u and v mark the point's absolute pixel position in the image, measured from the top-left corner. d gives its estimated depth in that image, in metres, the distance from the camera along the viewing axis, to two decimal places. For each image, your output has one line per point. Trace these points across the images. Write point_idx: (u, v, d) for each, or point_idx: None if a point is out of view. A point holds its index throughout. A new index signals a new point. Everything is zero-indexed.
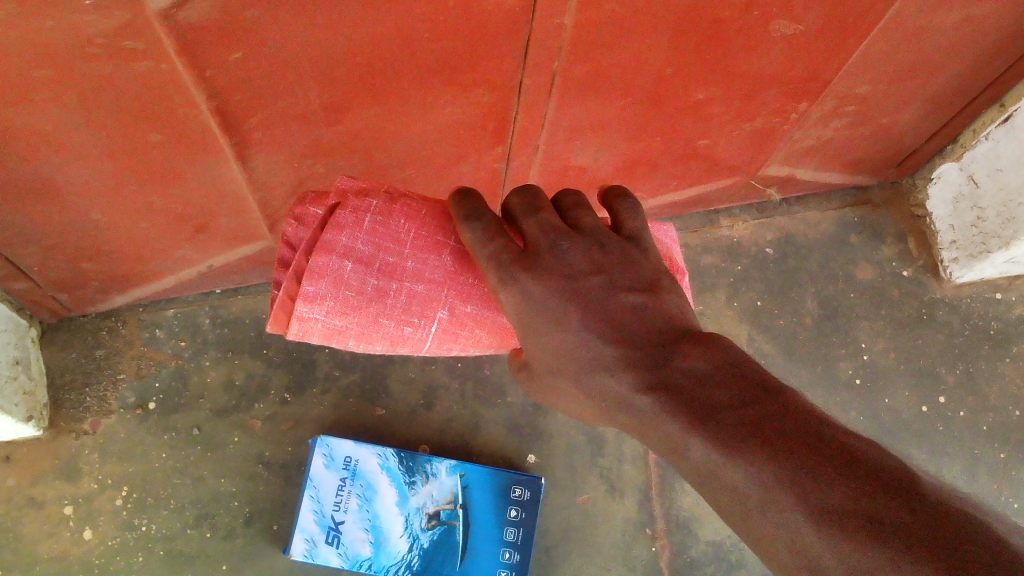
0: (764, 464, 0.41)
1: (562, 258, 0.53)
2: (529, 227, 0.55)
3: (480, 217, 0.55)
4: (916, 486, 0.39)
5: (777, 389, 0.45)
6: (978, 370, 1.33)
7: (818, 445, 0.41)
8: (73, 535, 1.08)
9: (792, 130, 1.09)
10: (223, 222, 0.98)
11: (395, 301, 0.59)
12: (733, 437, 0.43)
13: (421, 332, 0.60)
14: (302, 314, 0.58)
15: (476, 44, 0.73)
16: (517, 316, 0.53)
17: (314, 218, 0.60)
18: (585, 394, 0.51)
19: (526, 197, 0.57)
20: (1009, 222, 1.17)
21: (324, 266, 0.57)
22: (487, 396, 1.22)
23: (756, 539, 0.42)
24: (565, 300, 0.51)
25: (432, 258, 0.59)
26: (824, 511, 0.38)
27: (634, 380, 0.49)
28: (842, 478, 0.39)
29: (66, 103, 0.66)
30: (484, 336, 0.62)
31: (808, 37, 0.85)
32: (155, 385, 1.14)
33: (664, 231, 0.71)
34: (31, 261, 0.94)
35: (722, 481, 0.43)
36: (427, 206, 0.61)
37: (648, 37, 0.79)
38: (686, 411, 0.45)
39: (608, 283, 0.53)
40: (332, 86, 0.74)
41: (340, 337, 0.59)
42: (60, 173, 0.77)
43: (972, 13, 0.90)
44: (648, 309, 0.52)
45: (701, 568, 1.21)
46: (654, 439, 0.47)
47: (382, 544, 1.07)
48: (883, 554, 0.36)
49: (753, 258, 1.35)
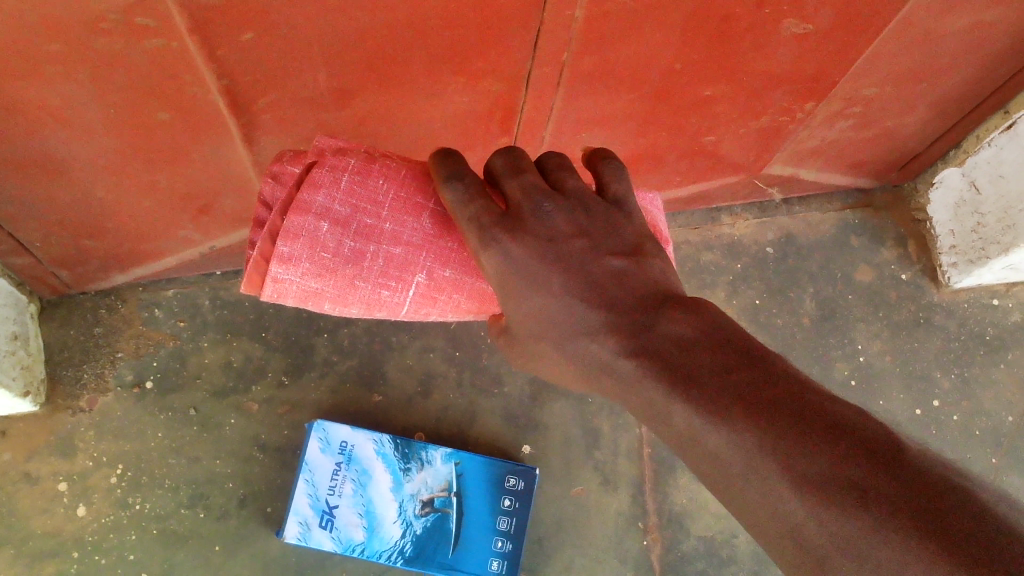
0: (747, 430, 0.41)
1: (546, 219, 0.53)
2: (513, 188, 0.54)
3: (462, 176, 0.55)
4: (903, 453, 0.39)
5: (760, 356, 0.46)
6: (973, 375, 1.34)
7: (801, 412, 0.41)
8: (67, 512, 1.08)
9: (797, 130, 1.09)
10: (226, 203, 0.98)
11: (371, 264, 0.58)
12: (716, 402, 0.43)
13: (398, 297, 0.60)
14: (276, 275, 0.57)
15: (485, 32, 0.73)
16: (498, 280, 0.52)
17: (291, 177, 0.61)
18: (568, 358, 0.52)
19: (509, 158, 0.56)
20: (1010, 229, 1.17)
21: (299, 226, 0.57)
22: (484, 386, 1.22)
23: (742, 508, 0.42)
24: (549, 263, 0.52)
25: (412, 220, 0.59)
26: (809, 479, 0.39)
27: (617, 346, 0.49)
28: (826, 445, 0.39)
29: (75, 79, 0.66)
30: (463, 302, 0.62)
31: (818, 37, 0.85)
32: (152, 364, 1.14)
33: (650, 200, 0.70)
34: (33, 236, 0.93)
35: (704, 447, 0.43)
36: (406, 167, 0.61)
37: (658, 31, 0.79)
38: (672, 377, 0.46)
39: (592, 247, 0.53)
40: (342, 69, 0.73)
41: (314, 299, 0.59)
42: (66, 149, 0.77)
43: (983, 18, 0.90)
44: (630, 274, 0.53)
45: (692, 563, 1.21)
46: (637, 404, 0.48)
47: (375, 529, 1.08)
48: (867, 521, 0.36)
49: (753, 257, 1.36)
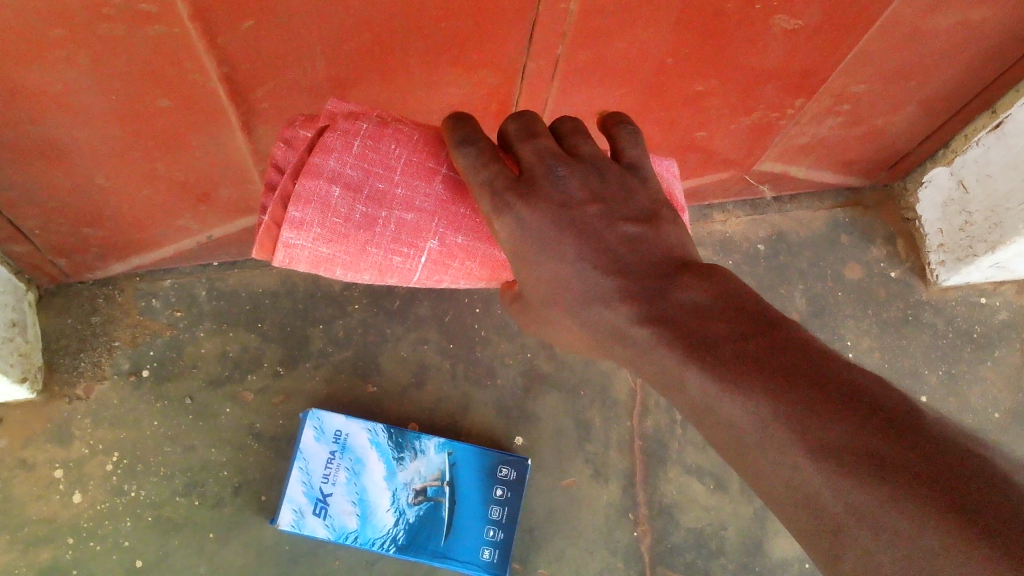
0: (763, 400, 0.44)
1: (560, 183, 0.55)
2: (526, 152, 0.57)
3: (474, 139, 0.56)
4: (917, 423, 0.41)
5: (776, 325, 0.48)
6: (960, 372, 1.36)
7: (816, 379, 0.44)
8: (62, 498, 1.09)
9: (787, 126, 1.11)
10: (225, 192, 0.99)
11: (383, 229, 0.60)
12: (729, 370, 0.46)
13: (410, 263, 0.62)
14: (288, 241, 0.59)
15: (482, 25, 0.75)
16: (511, 243, 0.55)
17: (303, 141, 0.63)
18: (580, 325, 0.55)
19: (522, 123, 0.58)
20: (996, 227, 1.19)
21: (311, 191, 0.58)
22: (478, 377, 1.23)
23: (754, 474, 0.45)
24: (563, 230, 0.54)
25: (424, 185, 0.61)
26: (826, 450, 0.41)
27: (631, 311, 0.52)
28: (844, 415, 0.42)
29: (78, 64, 0.67)
30: (475, 268, 0.64)
31: (807, 33, 0.86)
32: (149, 353, 1.15)
33: (666, 166, 0.72)
34: (32, 223, 0.94)
35: (719, 416, 0.46)
36: (418, 131, 0.63)
37: (652, 26, 0.80)
38: (685, 344, 0.49)
39: (607, 213, 0.56)
40: (340, 58, 0.75)
41: (326, 265, 0.61)
42: (69, 135, 0.78)
43: (968, 17, 0.92)
44: (644, 240, 0.55)
45: (681, 554, 1.23)
46: (649, 371, 0.51)
47: (370, 517, 1.09)
48: (883, 491, 0.39)
49: (744, 253, 1.37)
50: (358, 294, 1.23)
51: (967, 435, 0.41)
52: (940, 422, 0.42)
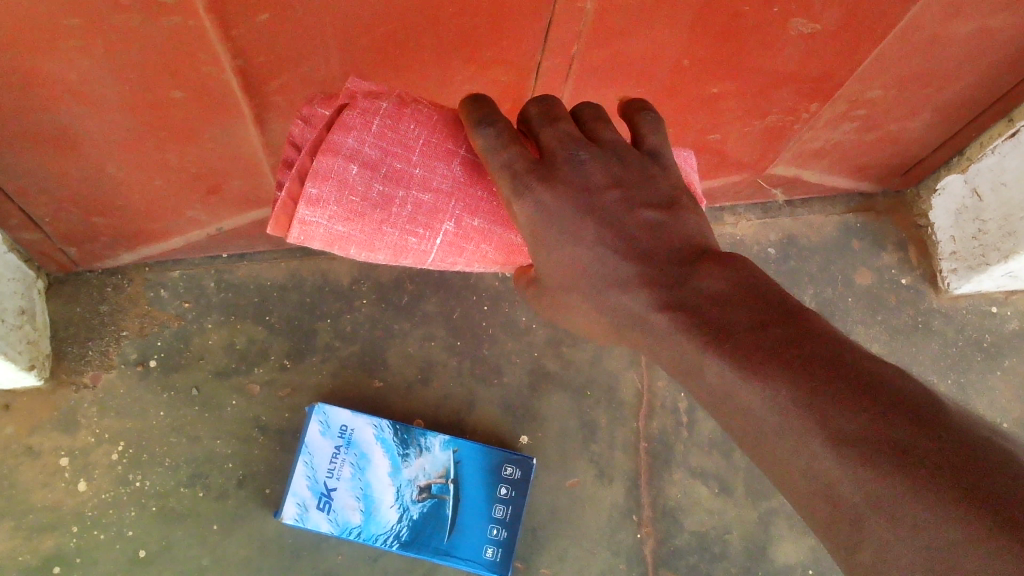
0: (782, 388, 0.43)
1: (581, 169, 0.55)
2: (547, 136, 0.56)
3: (494, 121, 0.55)
4: (940, 414, 0.41)
5: (796, 311, 0.48)
6: (969, 381, 1.36)
7: (838, 370, 0.43)
8: (67, 486, 1.09)
9: (801, 130, 1.10)
10: (236, 184, 0.99)
11: (400, 210, 0.60)
12: (748, 355, 0.45)
13: (425, 244, 0.62)
14: (304, 217, 0.58)
15: (498, 21, 0.74)
16: (529, 228, 0.54)
17: (322, 119, 0.62)
18: (598, 309, 0.55)
19: (544, 106, 0.58)
20: (1010, 236, 1.18)
21: (329, 168, 0.58)
22: (484, 375, 1.23)
23: (770, 461, 0.45)
24: (583, 213, 0.54)
25: (442, 166, 0.61)
26: (845, 436, 0.41)
27: (650, 299, 0.52)
28: (865, 401, 0.41)
29: (91, 53, 0.66)
30: (490, 251, 0.64)
31: (825, 36, 0.85)
32: (155, 343, 1.15)
33: (684, 159, 0.71)
34: (43, 211, 0.94)
35: (737, 401, 0.45)
36: (438, 112, 0.63)
37: (669, 26, 0.80)
38: (706, 331, 0.48)
39: (627, 199, 0.55)
40: (355, 53, 0.75)
41: (341, 243, 0.60)
42: (81, 124, 0.78)
43: (988, 24, 0.91)
44: (664, 225, 0.55)
45: (685, 557, 1.23)
46: (668, 354, 0.51)
47: (372, 513, 1.09)
48: (903, 483, 0.38)
49: (753, 256, 1.36)
50: (366, 290, 1.23)
51: (985, 426, 0.41)
52: (962, 415, 0.41)
